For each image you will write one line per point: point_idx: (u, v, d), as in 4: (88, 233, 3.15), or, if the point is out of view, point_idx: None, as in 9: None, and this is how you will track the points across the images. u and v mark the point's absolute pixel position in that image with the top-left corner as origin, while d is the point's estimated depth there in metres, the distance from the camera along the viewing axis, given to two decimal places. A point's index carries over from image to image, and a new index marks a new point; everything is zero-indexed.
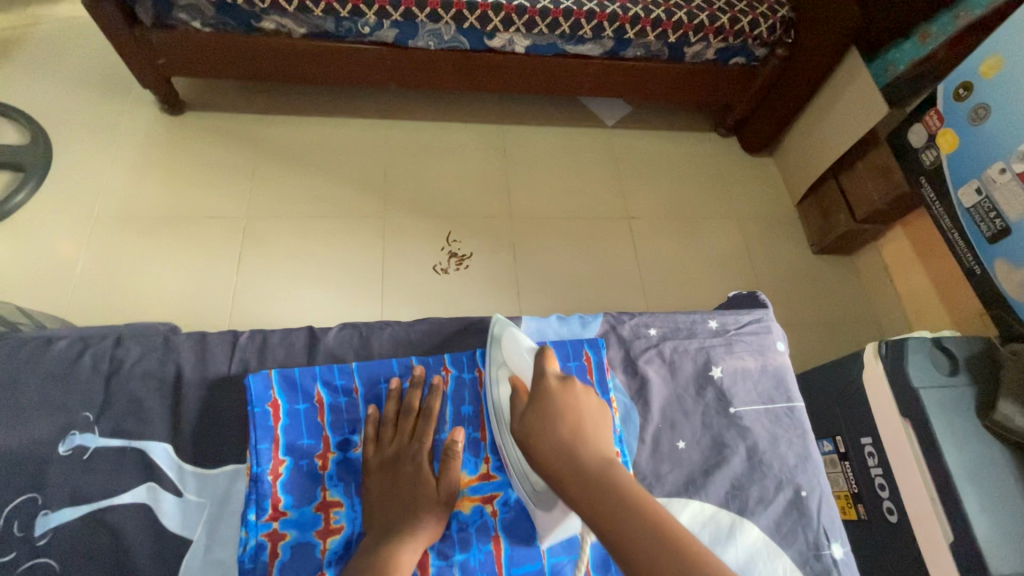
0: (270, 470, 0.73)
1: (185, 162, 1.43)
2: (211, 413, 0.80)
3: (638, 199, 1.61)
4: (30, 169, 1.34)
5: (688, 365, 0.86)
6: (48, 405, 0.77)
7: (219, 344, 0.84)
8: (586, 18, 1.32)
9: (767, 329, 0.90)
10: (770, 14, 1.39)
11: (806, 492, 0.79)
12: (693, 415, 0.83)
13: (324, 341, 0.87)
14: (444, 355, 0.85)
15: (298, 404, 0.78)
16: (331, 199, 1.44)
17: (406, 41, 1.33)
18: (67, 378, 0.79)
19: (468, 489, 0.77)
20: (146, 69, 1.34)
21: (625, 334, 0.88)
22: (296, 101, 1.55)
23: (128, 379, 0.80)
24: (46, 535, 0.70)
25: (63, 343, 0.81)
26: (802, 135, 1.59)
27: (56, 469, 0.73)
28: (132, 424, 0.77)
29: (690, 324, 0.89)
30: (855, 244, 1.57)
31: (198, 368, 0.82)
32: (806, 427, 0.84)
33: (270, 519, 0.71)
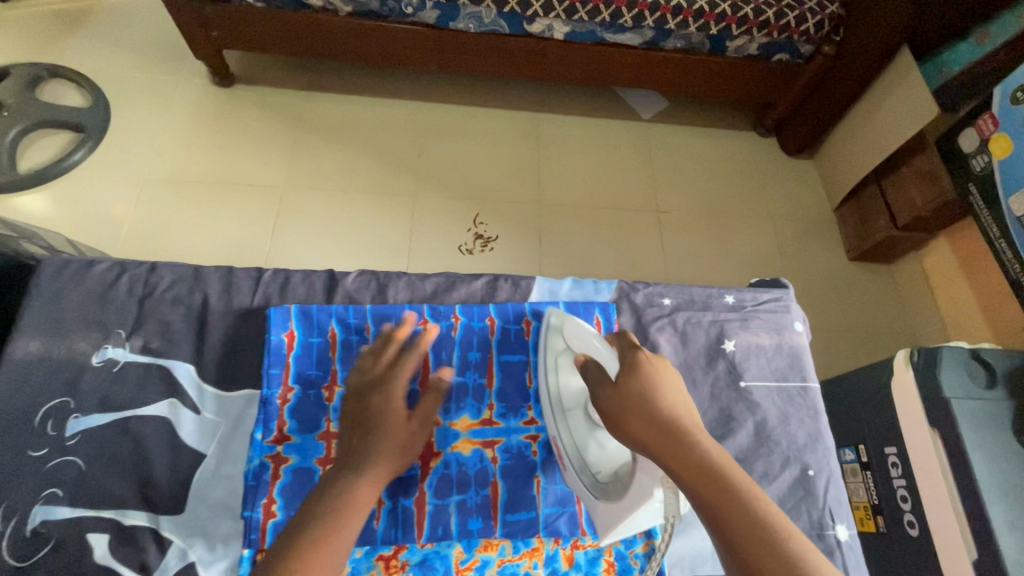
0: (279, 395, 0.79)
1: (229, 132, 1.50)
2: (236, 340, 0.84)
3: (668, 194, 1.59)
4: (91, 130, 1.43)
5: (700, 336, 0.87)
6: (85, 320, 0.81)
7: (244, 278, 0.87)
8: (627, 7, 1.32)
9: (785, 309, 0.90)
10: (819, 10, 1.35)
11: (814, 473, 0.80)
12: (702, 387, 0.83)
13: (343, 283, 0.90)
14: (454, 307, 0.88)
15: (313, 337, 0.83)
16: (364, 174, 1.48)
17: (447, 23, 1.35)
18: (104, 299, 0.83)
19: (468, 432, 0.80)
20: (200, 40, 1.40)
21: (638, 300, 0.89)
22: (339, 79, 1.60)
23: (159, 303, 0.84)
24: (76, 436, 0.75)
25: (102, 266, 0.85)
26: (844, 137, 1.54)
27: (90, 376, 0.78)
28: (160, 343, 0.82)
29: (705, 297, 0.90)
30: (896, 253, 1.51)
31: (223, 299, 0.86)
32: (818, 408, 0.84)
33: (274, 442, 0.76)
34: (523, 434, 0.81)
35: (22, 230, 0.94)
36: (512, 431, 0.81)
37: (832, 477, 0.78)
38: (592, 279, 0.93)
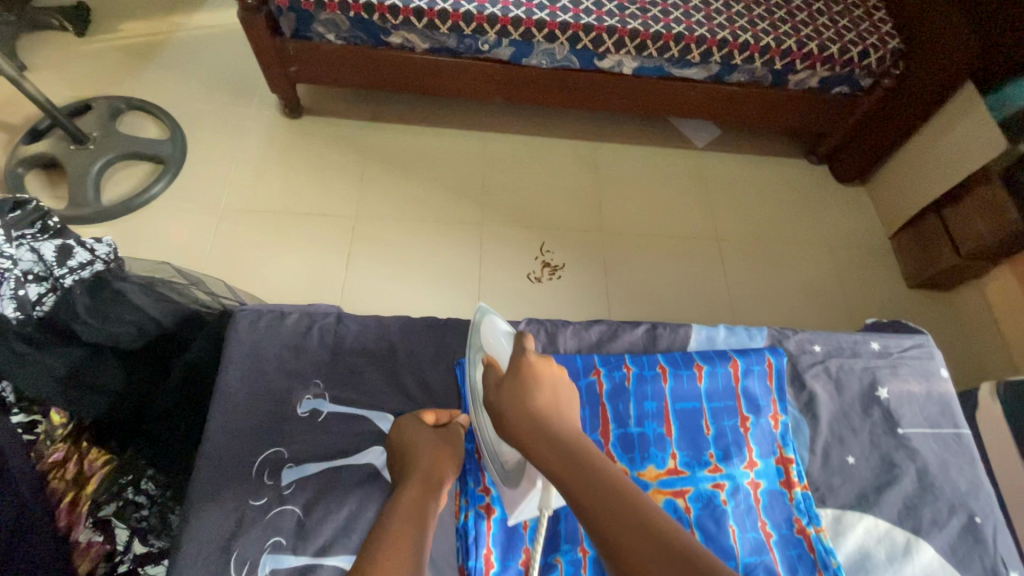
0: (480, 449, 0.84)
1: (302, 162, 1.54)
2: (426, 388, 0.87)
3: (727, 222, 1.61)
4: (170, 162, 1.47)
5: (854, 383, 0.90)
6: (286, 370, 0.85)
7: (423, 328, 0.92)
8: (696, 44, 1.36)
9: (929, 355, 0.93)
10: (881, 46, 1.39)
11: (982, 520, 0.81)
12: (861, 433, 0.87)
13: (514, 332, 0.92)
14: (622, 356, 0.88)
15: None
16: (433, 203, 1.52)
17: (520, 59, 1.40)
18: (300, 348, 0.87)
19: (657, 482, 0.79)
20: (278, 74, 1.45)
21: (791, 347, 0.92)
22: (404, 110, 1.64)
23: (349, 353, 0.88)
24: (293, 484, 0.77)
25: (293, 317, 0.89)
26: (901, 167, 1.57)
27: (296, 424, 0.81)
28: (355, 392, 0.85)
29: (852, 344, 0.93)
30: (957, 282, 1.52)
31: (408, 348, 0.90)
32: (974, 454, 0.86)
33: (484, 492, 0.81)
34: (711, 481, 0.79)
35: (189, 276, 1.05)
36: (700, 480, 0.80)
37: (1000, 524, 0.80)
38: (745, 326, 0.95)
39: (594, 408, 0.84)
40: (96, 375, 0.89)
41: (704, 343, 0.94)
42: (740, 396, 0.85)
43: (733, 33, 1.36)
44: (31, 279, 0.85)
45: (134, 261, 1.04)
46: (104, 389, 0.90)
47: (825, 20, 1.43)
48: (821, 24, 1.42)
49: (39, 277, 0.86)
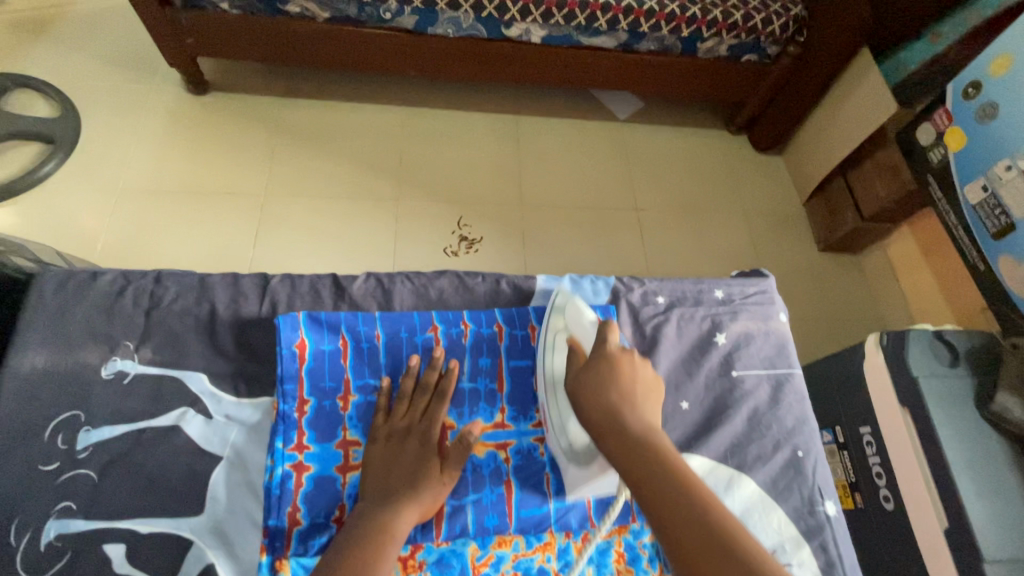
0: (295, 408, 0.77)
1: (207, 140, 1.48)
2: (248, 348, 0.84)
3: (647, 192, 1.63)
4: (60, 141, 1.39)
5: (693, 330, 0.91)
6: (93, 333, 0.81)
7: (251, 288, 0.87)
8: (601, 11, 1.35)
9: (770, 300, 0.96)
10: (783, 13, 1.42)
11: (803, 454, 0.86)
12: (697, 378, 0.88)
13: (348, 291, 0.90)
14: (461, 313, 0.88)
15: (323, 345, 0.81)
16: (347, 179, 1.48)
17: (426, 27, 1.37)
18: (110, 311, 0.83)
19: (482, 435, 0.81)
20: (173, 46, 1.38)
21: (633, 300, 0.93)
22: (317, 85, 1.59)
23: (166, 314, 0.84)
24: (87, 449, 0.75)
25: (107, 278, 0.84)
26: (811, 134, 1.61)
27: (100, 389, 0.78)
28: (170, 354, 0.82)
29: (696, 292, 0.95)
30: (862, 244, 1.59)
31: (230, 309, 0.85)
32: (803, 393, 0.90)
33: (295, 451, 0.75)
34: (533, 436, 0.83)
35: (5, 242, 0.90)
36: (523, 434, 0.83)
37: (819, 457, 0.85)
38: (592, 280, 0.95)
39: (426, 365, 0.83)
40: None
41: (549, 297, 0.95)
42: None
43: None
44: None
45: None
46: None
47: None
48: None
49: None
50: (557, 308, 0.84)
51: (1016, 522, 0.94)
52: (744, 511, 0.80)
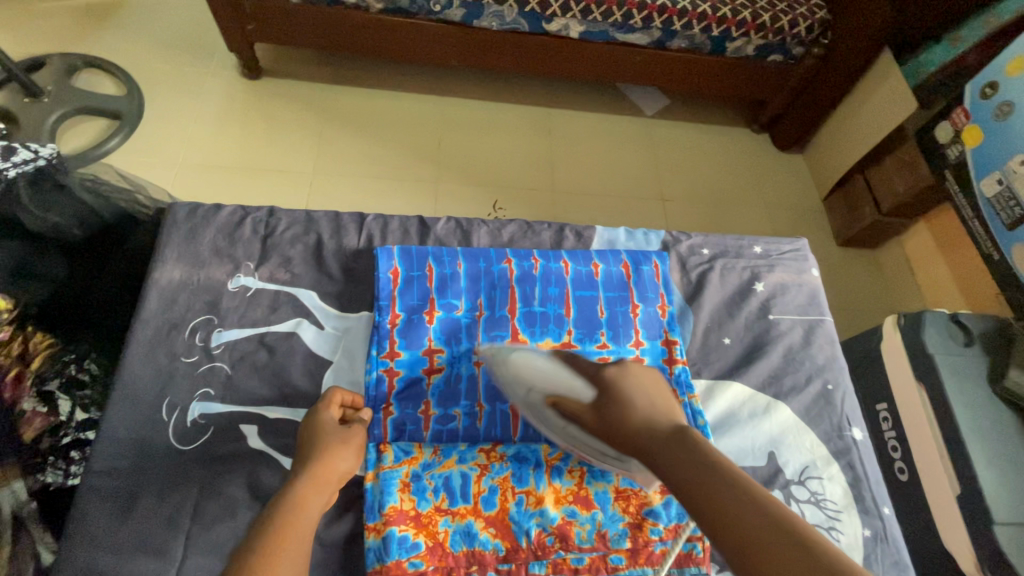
0: (388, 319, 0.85)
1: (261, 122, 1.57)
2: (350, 273, 0.92)
3: (673, 184, 1.71)
4: (127, 118, 1.49)
5: (734, 278, 0.98)
6: (219, 255, 0.88)
7: (350, 223, 0.95)
8: (637, 9, 1.44)
9: (804, 257, 1.03)
10: (810, 15, 1.49)
11: (833, 387, 0.92)
12: (738, 319, 0.95)
13: (432, 229, 0.98)
14: (531, 251, 0.94)
15: (414, 271, 0.89)
16: (390, 162, 1.57)
17: (471, 20, 1.46)
18: (233, 235, 0.90)
19: (551, 352, 0.86)
20: (235, 31, 1.47)
21: (682, 250, 1.00)
22: (363, 74, 1.68)
23: (280, 241, 0.91)
24: (220, 346, 0.83)
25: (228, 210, 0.92)
26: (833, 133, 1.68)
27: (229, 299, 0.86)
28: (284, 274, 0.90)
29: (738, 246, 1.01)
30: (880, 239, 1.65)
31: (336, 241, 0.93)
32: (834, 337, 0.96)
33: (387, 357, 0.83)
34: (598, 355, 0.87)
35: (132, 182, 1.02)
36: (588, 353, 0.87)
37: (847, 391, 0.90)
38: (644, 230, 1.02)
39: (504, 290, 0.89)
40: (41, 265, 0.92)
41: (607, 245, 1.02)
42: (632, 284, 0.93)
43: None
44: None
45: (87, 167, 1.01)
46: (48, 276, 0.92)
47: None
48: None
49: None
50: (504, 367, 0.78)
51: None
52: (780, 432, 0.86)
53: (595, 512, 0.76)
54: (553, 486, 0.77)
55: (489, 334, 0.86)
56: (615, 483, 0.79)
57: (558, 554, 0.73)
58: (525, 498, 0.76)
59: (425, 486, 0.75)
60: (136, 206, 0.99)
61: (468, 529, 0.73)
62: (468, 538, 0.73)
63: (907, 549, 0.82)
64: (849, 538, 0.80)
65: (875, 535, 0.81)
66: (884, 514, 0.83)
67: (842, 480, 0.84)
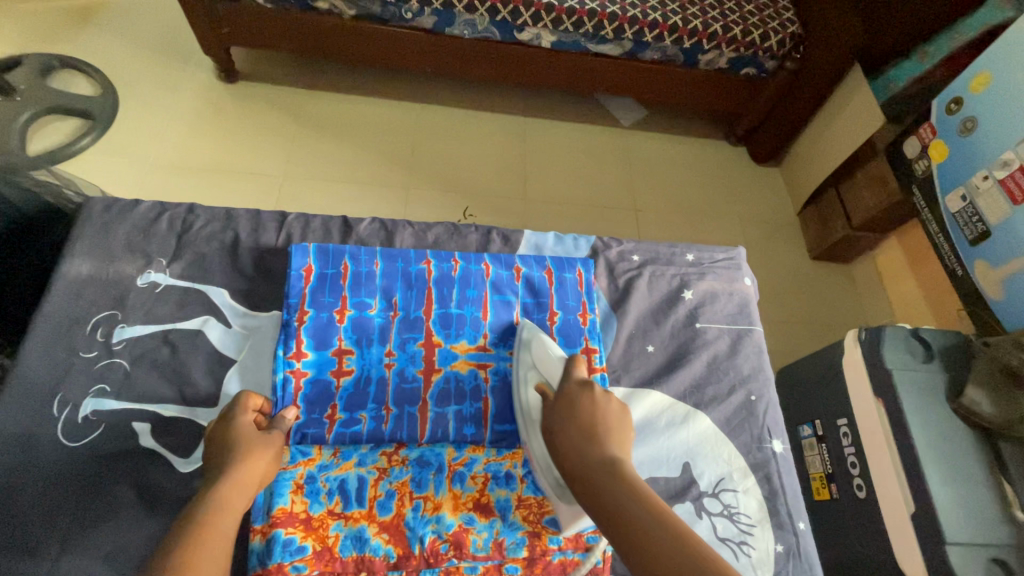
0: (297, 317, 0.83)
1: (233, 125, 1.58)
2: (265, 270, 0.92)
3: (646, 195, 1.71)
4: (99, 118, 1.50)
5: (662, 286, 0.97)
6: (131, 250, 0.88)
7: (269, 219, 0.95)
8: (608, 20, 1.44)
9: (738, 265, 1.02)
10: (781, 30, 1.51)
11: (756, 398, 0.91)
12: (664, 327, 0.94)
13: (356, 230, 0.98)
14: (453, 252, 0.94)
15: (328, 269, 0.87)
16: (361, 167, 1.58)
17: (443, 28, 1.47)
18: (147, 232, 0.90)
19: (465, 354, 0.86)
20: (208, 35, 1.48)
21: (611, 256, 1.00)
22: (338, 79, 1.69)
23: (195, 238, 0.91)
24: (122, 342, 0.82)
25: (146, 206, 0.93)
26: (807, 147, 1.68)
27: (136, 295, 0.85)
28: (196, 271, 0.89)
29: (669, 254, 1.01)
30: (854, 254, 1.64)
31: (252, 237, 0.93)
32: (761, 347, 0.95)
33: (293, 358, 0.81)
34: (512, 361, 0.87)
35: (60, 176, 0.98)
36: (502, 358, 0.87)
37: (771, 402, 0.89)
38: (573, 236, 1.03)
39: (420, 291, 0.89)
40: None
41: (534, 250, 1.01)
42: (552, 289, 0.92)
43: (643, 11, 1.45)
44: None
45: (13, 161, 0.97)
46: None
47: (732, 4, 1.53)
48: (727, 8, 1.52)
49: None
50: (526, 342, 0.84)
51: (979, 510, 0.97)
52: (696, 442, 0.85)
53: (493, 520, 0.75)
54: (452, 492, 0.76)
55: (403, 335, 0.85)
56: (518, 490, 0.77)
57: (450, 561, 0.71)
58: (423, 504, 0.74)
59: (319, 488, 0.73)
60: (64, 199, 0.95)
61: (360, 534, 0.71)
62: (359, 543, 0.70)
63: (819, 565, 0.81)
64: (759, 553, 0.78)
65: (788, 550, 0.80)
66: (798, 529, 0.81)
67: (758, 494, 0.82)
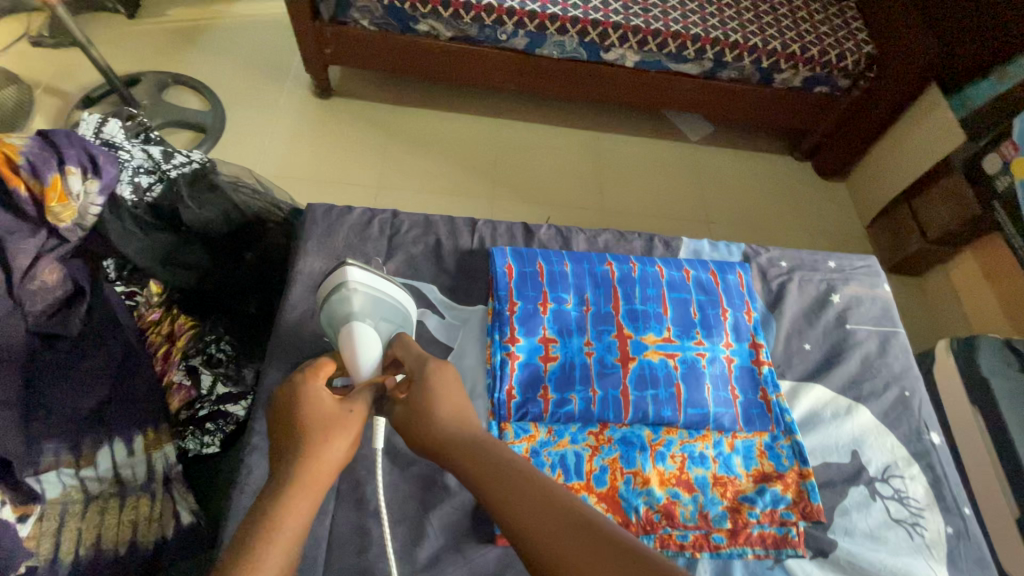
0: (507, 307, 0.91)
1: (330, 138, 1.68)
2: (466, 271, 0.98)
3: (716, 207, 1.76)
4: (210, 130, 1.61)
5: (812, 290, 1.03)
6: (352, 250, 0.95)
7: (463, 227, 1.02)
8: (691, 41, 1.52)
9: (876, 272, 1.08)
10: (856, 50, 1.56)
11: (910, 394, 0.95)
12: (818, 327, 0.99)
13: (536, 235, 1.05)
14: (628, 256, 1.00)
15: (526, 267, 0.95)
16: (448, 178, 1.67)
17: (534, 49, 1.56)
18: (363, 234, 0.97)
19: (654, 344, 0.91)
20: (314, 55, 1.59)
21: (762, 262, 1.06)
22: (424, 96, 1.79)
23: (404, 240, 0.98)
24: None
25: (358, 212, 1.00)
26: (876, 162, 1.73)
27: None
28: (408, 271, 0.96)
29: (813, 260, 1.07)
30: (924, 266, 1.67)
31: (452, 242, 1.00)
32: (909, 348, 1.00)
33: (507, 343, 0.88)
34: (696, 350, 0.91)
35: (264, 186, 1.10)
36: (687, 348, 0.91)
37: (925, 398, 0.94)
38: (726, 243, 1.09)
39: (607, 289, 0.94)
40: (182, 254, 0.97)
41: (692, 254, 1.08)
42: (719, 290, 0.97)
43: (724, 33, 1.53)
44: (141, 171, 0.96)
45: (220, 162, 1.07)
46: (191, 265, 0.97)
47: (807, 26, 1.59)
48: (803, 29, 1.58)
49: (148, 171, 0.96)
50: (331, 287, 0.81)
51: None
52: (862, 432, 0.90)
53: (696, 494, 0.81)
54: (657, 469, 0.82)
55: (598, 327, 0.92)
56: (713, 469, 0.84)
57: (665, 529, 0.79)
58: (633, 478, 0.81)
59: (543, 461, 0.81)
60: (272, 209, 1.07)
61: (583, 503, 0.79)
62: None
63: (986, 548, 0.85)
64: (932, 534, 0.83)
65: (958, 533, 0.84)
66: (965, 513, 0.86)
67: (924, 480, 0.87)
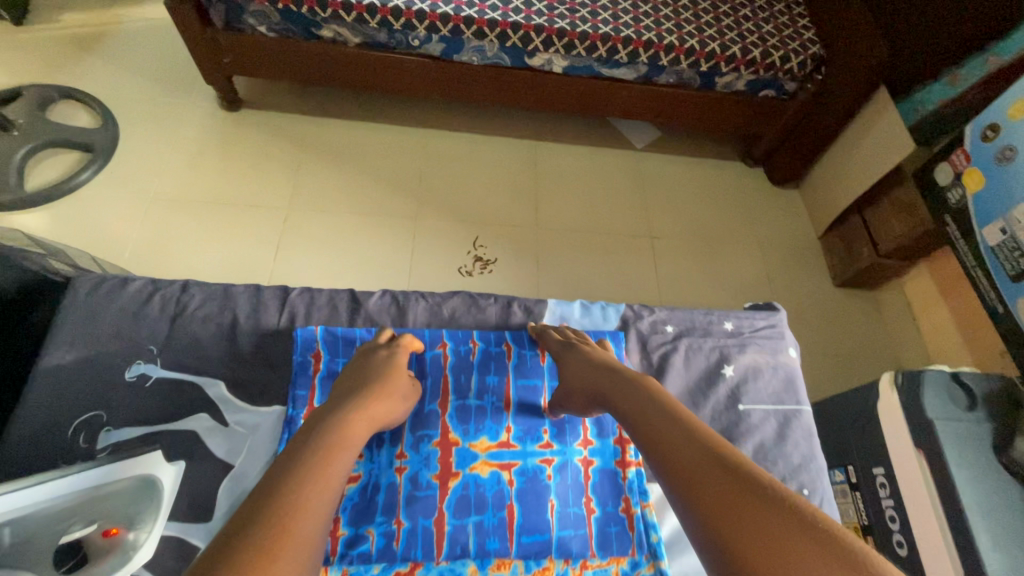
0: (302, 414, 0.91)
1: (238, 154, 1.54)
2: (264, 356, 0.98)
3: (661, 220, 1.65)
4: (99, 150, 1.46)
5: (701, 360, 1.03)
6: (122, 338, 0.94)
7: (271, 299, 1.02)
8: (623, 44, 1.39)
9: (779, 334, 1.07)
10: (802, 51, 1.44)
11: (809, 492, 0.93)
12: (703, 410, 0.99)
13: (365, 305, 1.05)
14: (471, 333, 1.03)
15: (337, 357, 0.96)
16: (367, 195, 1.53)
17: (452, 55, 1.42)
18: (138, 317, 0.97)
19: (486, 455, 0.91)
20: (211, 65, 1.45)
21: (643, 328, 1.06)
22: (344, 105, 1.65)
23: (190, 320, 0.98)
24: (106, 448, 0.86)
25: (136, 287, 0.99)
26: (827, 170, 1.63)
27: (123, 391, 0.90)
28: (190, 360, 0.95)
29: (706, 323, 1.07)
30: (879, 279, 1.57)
31: (252, 319, 1.00)
32: (812, 430, 0.98)
33: None
34: (539, 457, 0.92)
35: (45, 246, 1.02)
36: (528, 455, 0.92)
37: (825, 496, 0.91)
38: (602, 307, 1.09)
39: (436, 380, 0.97)
40: None
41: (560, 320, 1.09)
42: None
43: (658, 35, 1.40)
44: None
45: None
46: None
47: (750, 25, 1.48)
48: (746, 28, 1.47)
49: None
50: None
51: None
52: None
53: None
54: None
55: (416, 433, 0.91)
56: None
57: None
58: None
59: None
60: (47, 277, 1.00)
61: None
62: None
63: None
64: None
65: None
66: None
67: None
